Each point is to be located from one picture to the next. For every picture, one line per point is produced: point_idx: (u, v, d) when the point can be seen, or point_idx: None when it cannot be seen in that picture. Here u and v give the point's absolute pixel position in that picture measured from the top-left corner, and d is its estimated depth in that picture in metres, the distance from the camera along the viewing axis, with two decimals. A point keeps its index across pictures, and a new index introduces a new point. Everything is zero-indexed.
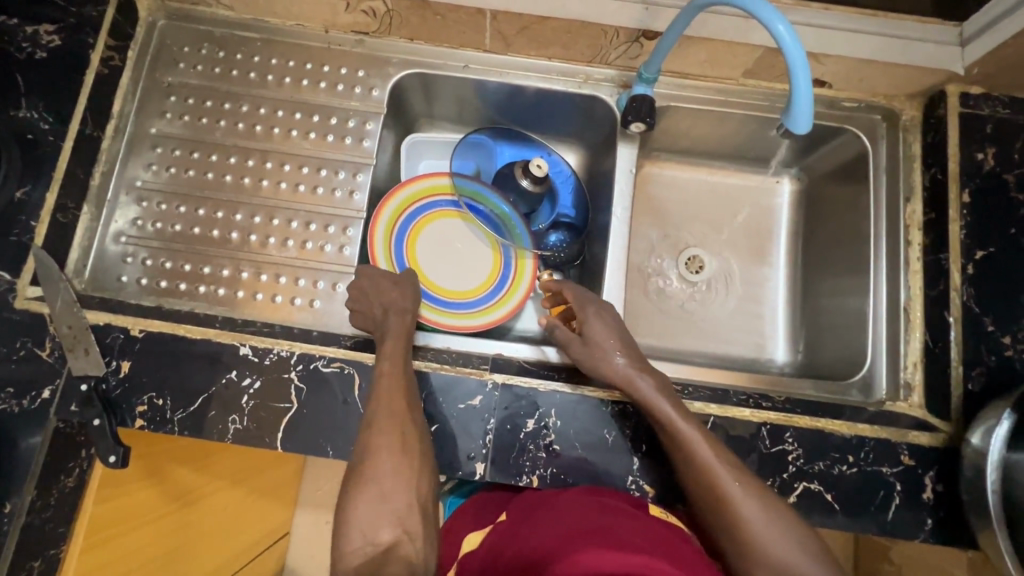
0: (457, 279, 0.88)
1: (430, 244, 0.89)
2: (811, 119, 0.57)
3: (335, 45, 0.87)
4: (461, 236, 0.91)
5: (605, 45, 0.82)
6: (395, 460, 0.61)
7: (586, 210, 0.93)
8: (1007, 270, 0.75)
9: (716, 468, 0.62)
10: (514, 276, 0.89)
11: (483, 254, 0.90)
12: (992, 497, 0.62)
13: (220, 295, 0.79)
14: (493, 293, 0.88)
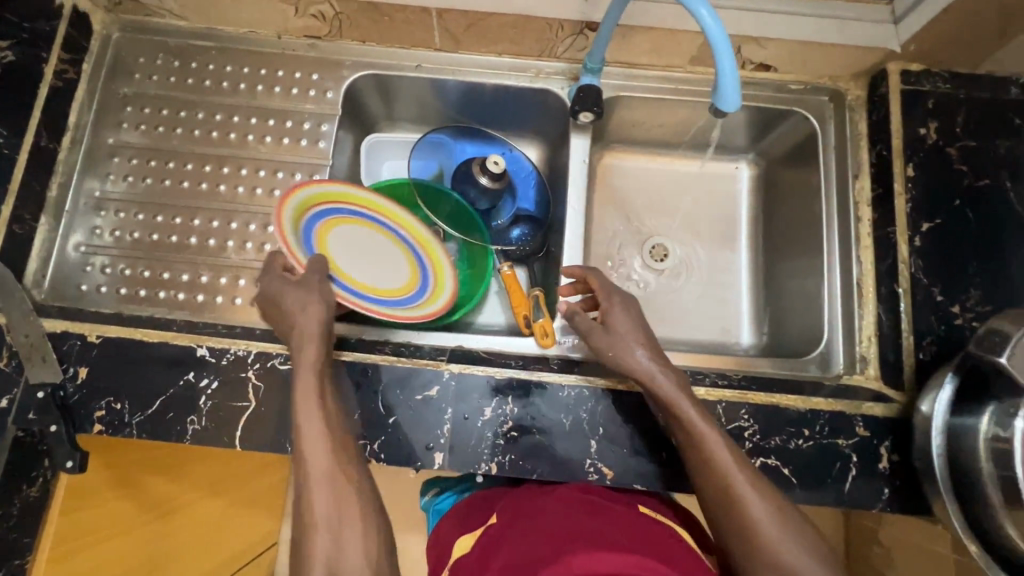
0: (377, 285, 0.80)
1: (338, 252, 0.79)
2: (739, 98, 0.58)
3: (288, 50, 0.88)
4: (371, 242, 0.81)
5: (551, 38, 0.83)
6: (342, 452, 0.61)
7: (546, 204, 0.95)
8: (954, 241, 0.77)
9: (729, 470, 0.61)
10: (434, 279, 0.82)
11: (398, 261, 0.82)
12: (939, 461, 0.64)
13: (180, 300, 0.79)
14: (420, 294, 0.81)
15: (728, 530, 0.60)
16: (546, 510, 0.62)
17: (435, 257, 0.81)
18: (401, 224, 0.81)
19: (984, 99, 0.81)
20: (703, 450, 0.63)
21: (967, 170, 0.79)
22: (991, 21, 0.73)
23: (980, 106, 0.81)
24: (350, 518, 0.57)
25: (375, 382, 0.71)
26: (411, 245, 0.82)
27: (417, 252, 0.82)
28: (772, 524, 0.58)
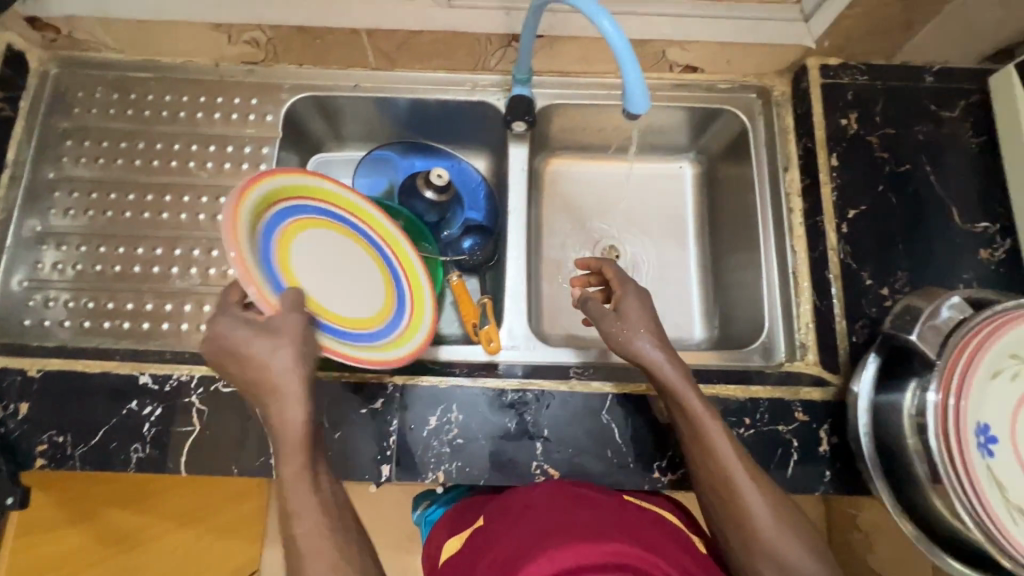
0: (350, 310, 0.71)
1: (307, 272, 0.69)
2: (647, 101, 0.61)
3: (227, 77, 0.90)
4: (341, 255, 0.73)
5: (482, 52, 0.85)
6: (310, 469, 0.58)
7: (495, 213, 0.95)
8: (880, 225, 0.79)
9: (734, 469, 0.62)
10: (411, 294, 0.78)
11: (370, 273, 0.75)
12: (865, 440, 0.68)
13: (125, 329, 0.79)
14: (399, 316, 0.75)
15: (728, 527, 0.61)
16: (533, 503, 0.59)
17: (408, 265, 0.79)
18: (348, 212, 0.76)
19: (900, 88, 0.85)
20: (710, 449, 0.63)
21: (889, 157, 0.82)
22: (895, 15, 0.76)
23: (896, 96, 0.85)
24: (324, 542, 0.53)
25: (320, 399, 0.72)
26: (382, 254, 0.77)
27: (390, 262, 0.78)
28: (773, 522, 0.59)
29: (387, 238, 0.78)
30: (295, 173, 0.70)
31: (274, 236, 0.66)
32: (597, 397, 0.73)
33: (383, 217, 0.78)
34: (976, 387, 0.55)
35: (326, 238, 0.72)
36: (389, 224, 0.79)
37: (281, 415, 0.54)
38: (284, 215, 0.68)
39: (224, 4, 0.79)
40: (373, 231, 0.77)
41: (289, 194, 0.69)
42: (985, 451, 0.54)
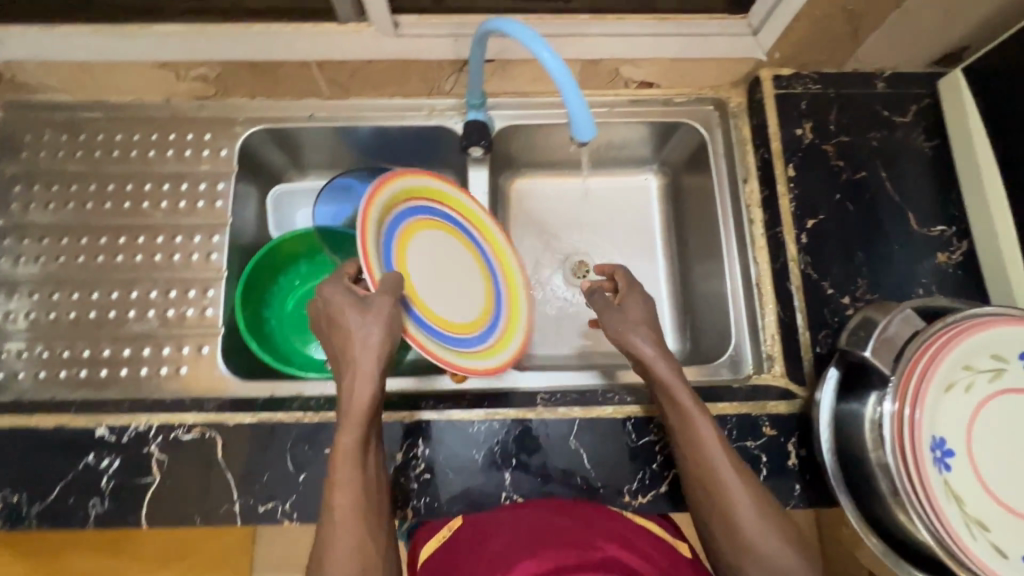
0: (442, 308, 0.74)
1: (420, 269, 0.74)
2: (593, 127, 0.60)
3: (179, 113, 0.88)
4: (451, 258, 0.78)
5: (435, 78, 0.84)
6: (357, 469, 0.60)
7: None
8: (839, 234, 0.80)
9: (721, 466, 0.62)
10: (509, 293, 0.82)
11: (476, 282, 0.80)
12: (829, 458, 0.67)
13: (82, 378, 0.78)
14: (490, 328, 0.78)
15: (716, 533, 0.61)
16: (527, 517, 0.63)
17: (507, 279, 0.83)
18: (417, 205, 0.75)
19: (852, 96, 0.86)
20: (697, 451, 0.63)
21: (844, 166, 0.83)
22: (841, 26, 0.77)
23: (849, 103, 0.85)
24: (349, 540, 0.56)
25: (283, 440, 0.71)
26: (490, 269, 0.82)
27: (497, 279, 0.82)
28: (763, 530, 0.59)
29: (499, 257, 0.83)
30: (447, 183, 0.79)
31: (406, 225, 0.73)
32: (564, 423, 0.73)
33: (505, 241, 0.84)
34: (930, 400, 0.56)
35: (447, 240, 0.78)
36: (508, 247, 0.84)
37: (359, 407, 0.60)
38: (422, 212, 0.76)
39: (167, 43, 0.77)
40: (495, 250, 0.83)
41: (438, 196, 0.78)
42: (942, 466, 0.55)
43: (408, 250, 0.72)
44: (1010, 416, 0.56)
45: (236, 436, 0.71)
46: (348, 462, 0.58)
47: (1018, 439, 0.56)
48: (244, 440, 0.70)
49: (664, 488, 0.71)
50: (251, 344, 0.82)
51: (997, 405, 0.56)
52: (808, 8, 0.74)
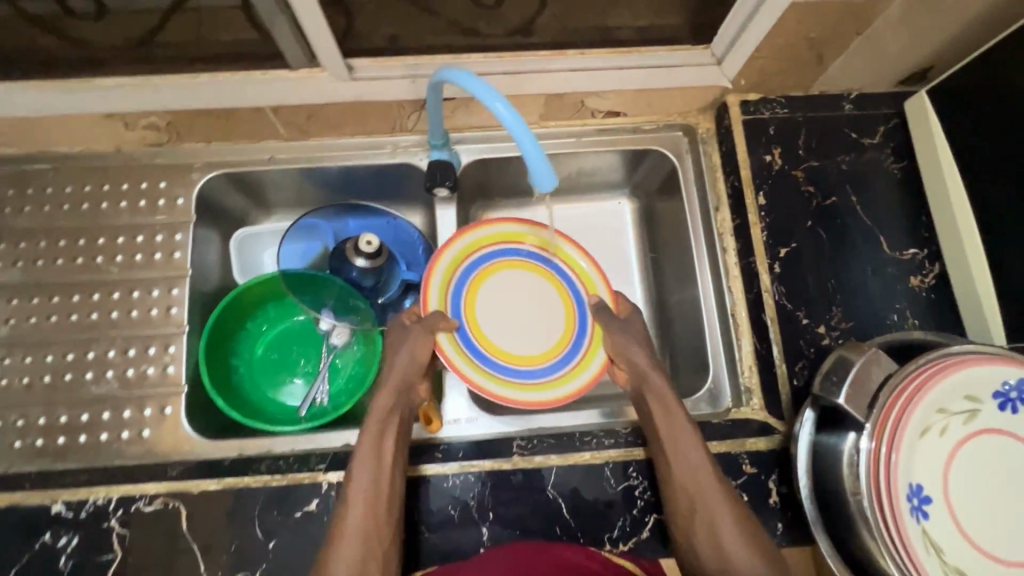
0: (509, 343, 0.76)
1: (488, 318, 0.77)
2: (554, 177, 0.58)
3: (132, 161, 0.85)
4: (533, 293, 0.79)
5: (396, 116, 0.82)
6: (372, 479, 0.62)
7: None
8: (812, 262, 0.79)
9: (707, 482, 0.63)
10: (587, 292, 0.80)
11: (560, 313, 0.79)
12: (808, 505, 0.64)
13: (37, 447, 0.74)
14: (570, 354, 0.77)
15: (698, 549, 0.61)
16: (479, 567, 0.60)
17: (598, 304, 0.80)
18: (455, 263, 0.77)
19: (820, 119, 0.85)
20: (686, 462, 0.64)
21: (815, 191, 0.82)
22: (805, 53, 0.76)
23: (817, 126, 0.84)
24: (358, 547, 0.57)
25: (250, 506, 0.68)
26: (578, 298, 0.80)
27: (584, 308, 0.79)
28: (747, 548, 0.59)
29: (586, 285, 0.80)
30: (525, 224, 0.80)
31: (482, 267, 0.78)
32: (542, 472, 0.71)
33: (593, 270, 0.81)
34: (907, 445, 0.55)
35: (531, 276, 0.80)
36: (596, 275, 0.80)
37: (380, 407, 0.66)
38: (501, 252, 0.79)
39: (110, 95, 0.74)
40: (585, 279, 0.80)
41: (518, 237, 0.80)
42: (920, 514, 0.54)
43: (480, 293, 0.77)
44: (987, 458, 0.55)
45: (201, 504, 0.68)
46: (368, 465, 0.62)
47: (996, 482, 0.55)
48: (209, 508, 0.68)
49: (646, 534, 0.69)
50: (218, 400, 0.80)
51: (973, 446, 0.56)
52: (770, 38, 0.72)
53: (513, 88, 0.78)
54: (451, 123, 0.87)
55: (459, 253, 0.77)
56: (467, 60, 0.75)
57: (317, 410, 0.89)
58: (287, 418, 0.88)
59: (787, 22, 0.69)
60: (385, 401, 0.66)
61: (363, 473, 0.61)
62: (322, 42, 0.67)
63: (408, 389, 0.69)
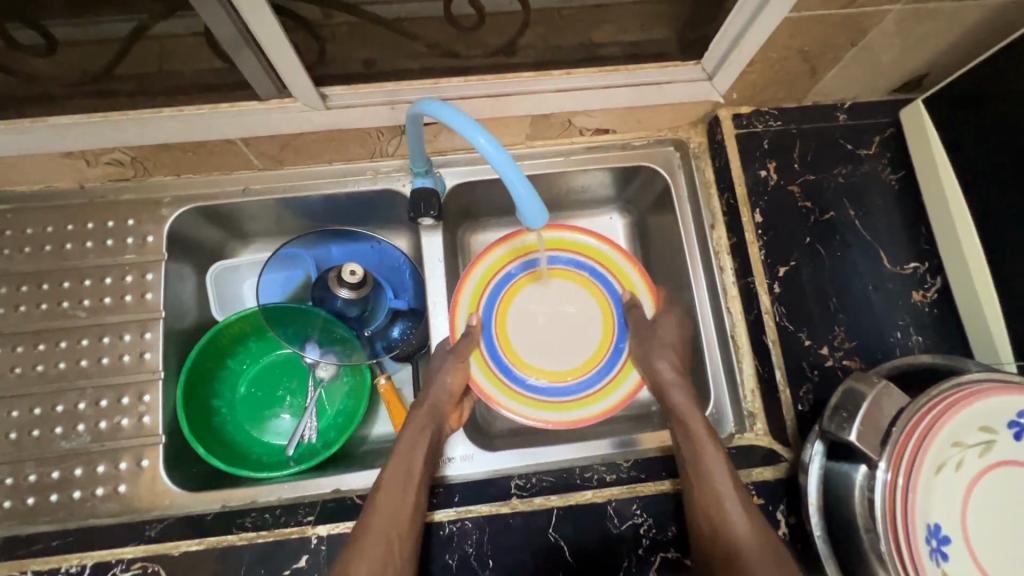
0: (561, 360, 0.82)
1: (527, 339, 0.83)
2: (545, 215, 0.56)
3: (97, 198, 0.80)
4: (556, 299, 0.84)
5: (375, 142, 0.78)
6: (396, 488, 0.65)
7: (422, 296, 0.86)
8: (812, 280, 0.77)
9: (726, 498, 0.63)
10: (621, 284, 0.85)
11: (590, 309, 0.85)
12: (820, 542, 0.62)
13: (5, 510, 0.70)
14: (617, 356, 0.82)
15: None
16: None
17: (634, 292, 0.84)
18: (474, 303, 0.82)
19: (814, 130, 0.82)
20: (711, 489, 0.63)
21: (812, 206, 0.79)
22: (798, 66, 0.73)
23: (812, 138, 0.82)
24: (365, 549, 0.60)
25: (235, 566, 0.64)
26: (603, 283, 0.85)
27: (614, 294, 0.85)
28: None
29: (620, 276, 0.85)
30: (506, 241, 0.84)
31: (496, 307, 0.83)
32: (542, 514, 0.68)
33: (617, 256, 0.85)
34: (924, 481, 0.52)
35: (545, 287, 0.85)
36: (632, 272, 0.85)
37: (416, 419, 0.72)
38: (502, 278, 0.84)
39: (65, 134, 0.69)
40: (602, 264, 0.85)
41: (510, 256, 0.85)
42: (939, 556, 0.52)
43: (509, 331, 0.83)
44: (1008, 494, 0.53)
45: (182, 567, 0.64)
46: (398, 478, 0.65)
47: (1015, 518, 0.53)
48: (191, 571, 0.64)
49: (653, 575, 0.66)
50: (198, 449, 0.76)
51: (991, 481, 0.53)
52: (763, 53, 0.69)
53: (496, 111, 0.75)
54: (434, 146, 0.83)
55: (472, 313, 0.82)
56: (447, 84, 0.72)
57: (305, 449, 0.85)
58: (274, 458, 0.84)
59: (781, 36, 0.66)
60: (420, 421, 0.72)
61: (393, 483, 0.65)
62: (291, 72, 0.63)
63: (443, 414, 0.74)
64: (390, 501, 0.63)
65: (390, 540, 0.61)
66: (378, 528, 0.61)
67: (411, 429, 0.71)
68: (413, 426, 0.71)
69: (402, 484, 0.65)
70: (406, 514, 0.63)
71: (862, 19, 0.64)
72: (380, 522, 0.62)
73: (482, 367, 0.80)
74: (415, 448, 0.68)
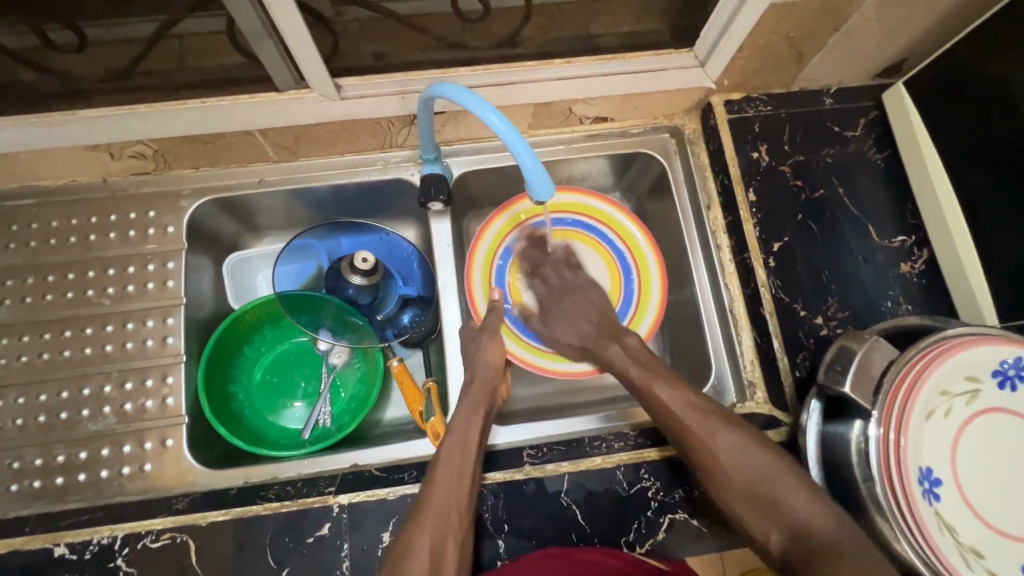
0: None
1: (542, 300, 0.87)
2: (552, 187, 0.60)
3: (119, 192, 0.84)
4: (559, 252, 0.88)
5: (385, 132, 0.82)
6: (459, 463, 0.65)
7: (431, 282, 0.89)
8: (805, 254, 0.80)
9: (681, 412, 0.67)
10: (618, 229, 0.89)
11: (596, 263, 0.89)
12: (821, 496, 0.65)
13: (35, 489, 0.72)
14: (627, 301, 0.87)
15: (720, 489, 0.63)
16: None
17: (645, 276, 0.87)
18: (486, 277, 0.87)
19: (802, 114, 0.87)
20: (675, 415, 0.67)
21: (803, 185, 0.84)
22: (784, 53, 0.77)
23: (801, 122, 0.86)
24: (427, 523, 0.60)
25: (261, 535, 0.68)
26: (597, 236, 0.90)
27: (618, 248, 0.89)
28: (753, 465, 0.62)
29: (635, 251, 0.88)
30: (493, 218, 0.88)
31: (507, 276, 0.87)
32: (553, 480, 0.71)
33: (626, 220, 0.89)
34: (914, 428, 0.56)
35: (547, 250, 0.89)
36: (620, 215, 0.89)
37: (473, 394, 0.73)
38: (501, 254, 0.88)
39: (93, 127, 0.72)
40: (604, 225, 0.89)
41: (504, 233, 0.88)
42: (931, 497, 0.55)
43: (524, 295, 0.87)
44: (993, 438, 0.57)
45: (210, 536, 0.67)
46: (455, 454, 0.66)
47: (1006, 462, 0.56)
48: (220, 539, 0.67)
49: (662, 535, 0.70)
50: (219, 428, 0.79)
51: (977, 426, 0.57)
52: (751, 38, 0.73)
53: (501, 99, 0.79)
54: (441, 136, 0.87)
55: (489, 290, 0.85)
56: (454, 74, 0.76)
57: (321, 432, 0.87)
58: (290, 441, 0.87)
59: (768, 22, 0.70)
60: (474, 399, 0.72)
61: (451, 460, 0.65)
62: (309, 62, 0.67)
63: (494, 390, 0.75)
64: (449, 476, 0.64)
65: (449, 513, 0.61)
66: (438, 501, 0.62)
67: (467, 406, 0.72)
68: (468, 404, 0.72)
69: (458, 460, 0.66)
70: (463, 490, 0.64)
71: (842, 6, 0.69)
72: (440, 495, 0.62)
73: (515, 341, 0.84)
74: (471, 426, 0.69)
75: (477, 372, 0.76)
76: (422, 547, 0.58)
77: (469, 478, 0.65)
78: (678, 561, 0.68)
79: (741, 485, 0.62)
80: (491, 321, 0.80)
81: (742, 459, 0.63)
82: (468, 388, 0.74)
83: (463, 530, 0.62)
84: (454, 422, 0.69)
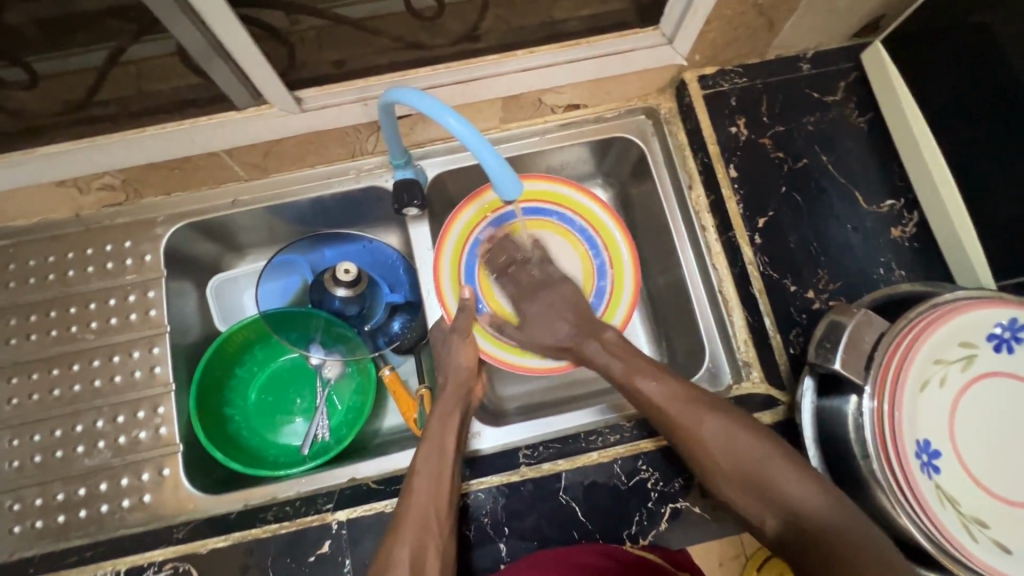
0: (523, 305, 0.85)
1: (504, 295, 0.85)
2: (519, 183, 0.58)
3: (93, 225, 0.83)
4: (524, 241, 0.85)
5: (355, 140, 0.80)
6: (435, 473, 0.65)
7: (416, 286, 0.88)
8: (792, 227, 0.78)
9: (663, 393, 0.67)
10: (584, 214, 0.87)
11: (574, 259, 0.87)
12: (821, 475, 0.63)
13: (37, 529, 0.73)
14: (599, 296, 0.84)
15: (706, 470, 0.63)
16: None
17: (609, 319, 0.84)
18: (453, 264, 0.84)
19: (779, 83, 0.84)
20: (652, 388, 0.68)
21: (785, 156, 0.81)
22: (754, 23, 0.75)
23: (778, 91, 0.84)
24: (402, 535, 0.61)
25: (262, 558, 0.68)
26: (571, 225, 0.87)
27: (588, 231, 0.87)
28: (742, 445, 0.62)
29: (616, 259, 0.85)
30: (463, 207, 0.84)
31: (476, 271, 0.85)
32: (551, 479, 0.70)
33: (569, 192, 0.86)
34: (908, 401, 0.55)
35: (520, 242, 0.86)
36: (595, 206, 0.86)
37: (448, 395, 0.74)
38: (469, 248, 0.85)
39: (57, 163, 0.72)
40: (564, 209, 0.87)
41: (473, 223, 0.85)
42: (931, 469, 0.54)
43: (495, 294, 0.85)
44: (987, 404, 0.56)
45: (212, 562, 0.67)
46: (432, 460, 0.66)
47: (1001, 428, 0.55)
48: (220, 565, 0.67)
49: (664, 525, 0.69)
50: (216, 454, 0.79)
51: (974, 395, 0.56)
52: (717, 11, 0.71)
53: (468, 96, 0.77)
54: (412, 139, 0.85)
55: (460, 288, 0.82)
56: (416, 75, 0.74)
57: (319, 447, 0.86)
58: (290, 459, 0.87)
59: None
60: (449, 403, 0.73)
61: (428, 468, 0.65)
62: (262, 76, 0.66)
63: (469, 391, 0.75)
64: (427, 488, 0.64)
65: (428, 524, 0.62)
66: (417, 508, 0.63)
67: (439, 409, 0.72)
68: (443, 405, 0.72)
69: (436, 465, 0.66)
70: (442, 497, 0.64)
71: None
72: (419, 504, 0.63)
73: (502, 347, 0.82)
74: (445, 433, 0.69)
75: (448, 374, 0.75)
76: (402, 560, 0.59)
77: (446, 483, 0.65)
78: (672, 551, 0.68)
79: (732, 466, 0.62)
80: (464, 321, 0.79)
81: (731, 444, 0.63)
82: (442, 391, 0.75)
83: (446, 539, 0.63)
84: (429, 430, 0.69)
